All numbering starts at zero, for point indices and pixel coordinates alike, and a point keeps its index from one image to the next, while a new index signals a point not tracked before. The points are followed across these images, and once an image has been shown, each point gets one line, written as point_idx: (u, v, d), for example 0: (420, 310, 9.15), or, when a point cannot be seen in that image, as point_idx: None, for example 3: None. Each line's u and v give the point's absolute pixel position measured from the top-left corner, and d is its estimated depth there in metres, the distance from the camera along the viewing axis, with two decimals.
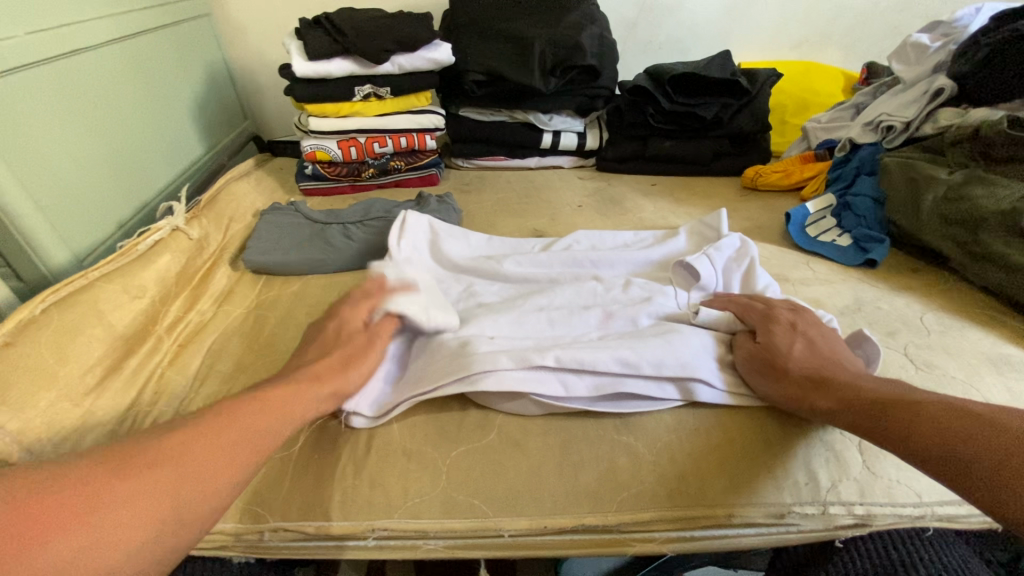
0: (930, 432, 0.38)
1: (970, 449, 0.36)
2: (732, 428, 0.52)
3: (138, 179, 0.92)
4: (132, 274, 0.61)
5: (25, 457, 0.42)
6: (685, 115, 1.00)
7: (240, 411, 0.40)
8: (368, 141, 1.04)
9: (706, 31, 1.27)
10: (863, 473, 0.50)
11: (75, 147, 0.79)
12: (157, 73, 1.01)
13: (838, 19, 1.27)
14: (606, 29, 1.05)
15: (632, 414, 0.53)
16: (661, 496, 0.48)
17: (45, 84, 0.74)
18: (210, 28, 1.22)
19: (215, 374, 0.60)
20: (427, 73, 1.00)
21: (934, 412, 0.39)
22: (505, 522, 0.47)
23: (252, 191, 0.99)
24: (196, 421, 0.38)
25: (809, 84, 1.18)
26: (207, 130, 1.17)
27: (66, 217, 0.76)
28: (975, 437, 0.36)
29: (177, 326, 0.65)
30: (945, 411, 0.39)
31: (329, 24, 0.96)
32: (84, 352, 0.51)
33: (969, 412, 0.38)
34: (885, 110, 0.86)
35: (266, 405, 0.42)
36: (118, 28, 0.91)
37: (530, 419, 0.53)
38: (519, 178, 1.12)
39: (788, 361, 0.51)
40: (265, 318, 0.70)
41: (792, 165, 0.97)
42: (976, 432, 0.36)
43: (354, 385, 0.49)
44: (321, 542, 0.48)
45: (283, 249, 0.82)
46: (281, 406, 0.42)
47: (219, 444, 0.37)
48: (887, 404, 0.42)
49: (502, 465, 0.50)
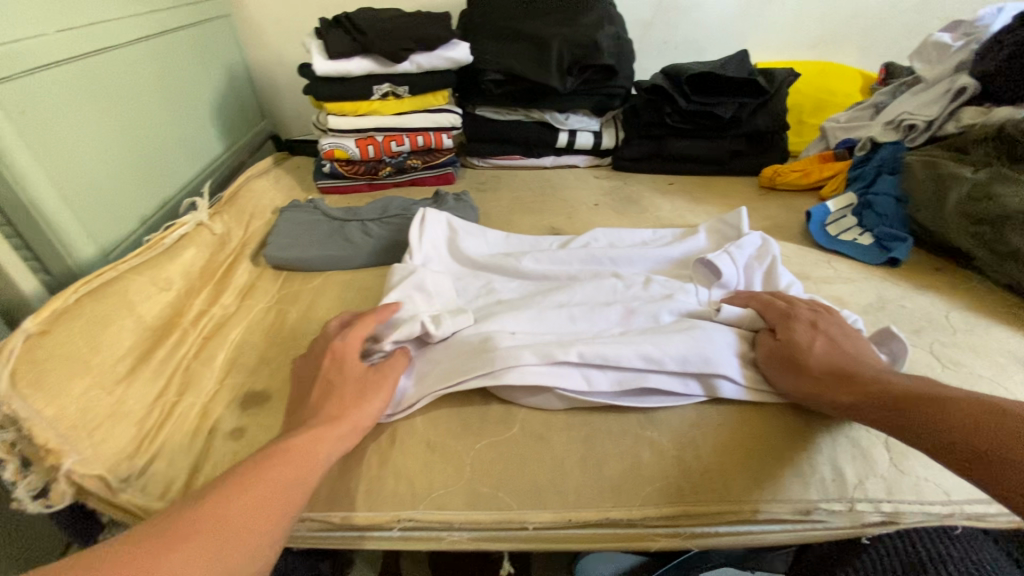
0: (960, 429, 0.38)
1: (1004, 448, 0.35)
2: (756, 425, 0.52)
3: (161, 176, 0.94)
4: (159, 267, 0.62)
5: (59, 442, 0.43)
6: (703, 114, 1.00)
7: (261, 473, 0.39)
8: (385, 140, 1.05)
9: (722, 31, 1.27)
10: (890, 470, 0.49)
11: (101, 145, 0.80)
12: (179, 73, 1.03)
13: (855, 19, 1.27)
14: (623, 28, 1.05)
15: (655, 410, 0.53)
16: (686, 491, 0.48)
17: (74, 81, 0.76)
18: (230, 29, 1.24)
19: (239, 366, 0.60)
20: (445, 73, 1.01)
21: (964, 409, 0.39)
22: (529, 515, 0.47)
23: (271, 189, 1.00)
24: (221, 488, 0.38)
25: (826, 84, 1.17)
26: (227, 129, 1.19)
27: (92, 212, 0.77)
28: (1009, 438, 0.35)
29: (201, 319, 0.65)
30: (976, 410, 0.38)
31: (349, 24, 0.97)
32: (115, 342, 0.52)
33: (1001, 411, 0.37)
34: (906, 109, 0.86)
35: (289, 455, 0.42)
36: (142, 28, 0.92)
37: (553, 413, 0.53)
38: (535, 177, 1.12)
39: (810, 358, 0.50)
40: (287, 312, 0.71)
41: (811, 165, 0.97)
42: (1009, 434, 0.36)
43: (371, 389, 0.50)
44: (346, 532, 0.49)
45: (305, 245, 0.82)
46: (304, 458, 0.42)
47: (253, 502, 0.38)
48: (915, 400, 0.41)
49: (526, 458, 0.50)
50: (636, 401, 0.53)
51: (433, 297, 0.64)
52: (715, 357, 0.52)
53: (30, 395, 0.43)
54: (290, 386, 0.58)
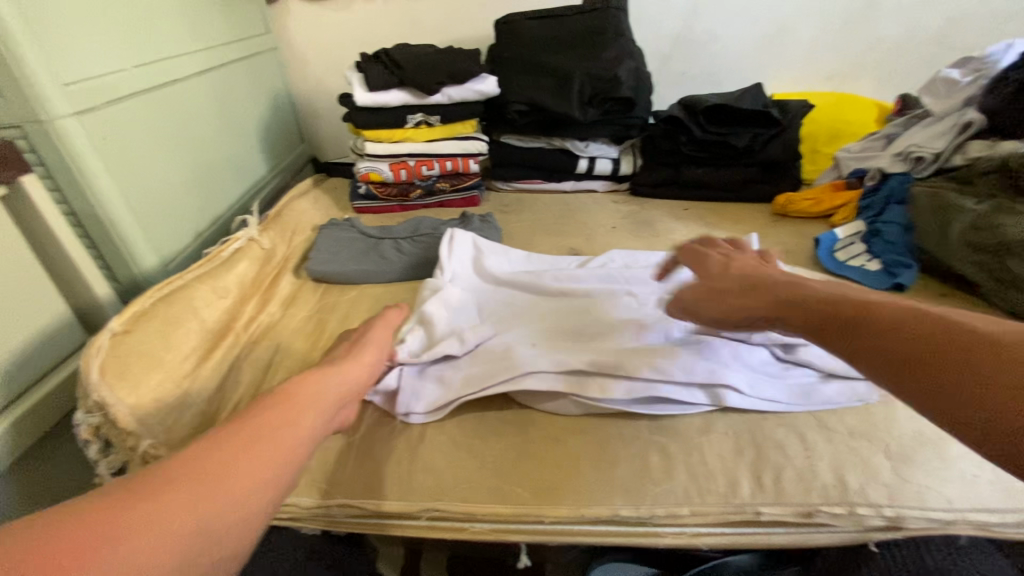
0: (919, 353, 0.35)
1: (955, 364, 0.33)
2: (760, 434, 0.55)
3: (213, 194, 1.02)
4: (218, 277, 0.69)
5: (137, 425, 0.49)
6: (717, 143, 1.05)
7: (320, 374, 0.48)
8: (417, 164, 1.12)
9: (739, 64, 1.33)
10: (892, 478, 0.52)
11: (166, 165, 0.89)
12: (232, 101, 1.12)
13: (869, 53, 1.31)
14: (642, 62, 1.11)
15: (665, 418, 0.57)
16: (692, 493, 0.51)
17: (145, 109, 0.85)
18: (277, 60, 1.34)
19: (285, 367, 0.67)
20: (475, 103, 1.08)
21: (929, 331, 0.36)
22: (546, 509, 0.51)
23: (311, 208, 1.08)
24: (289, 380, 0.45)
25: (839, 115, 1.22)
26: (270, 152, 1.28)
27: (155, 226, 0.85)
28: (962, 355, 0.33)
29: (251, 324, 0.72)
30: (930, 325, 0.36)
31: (388, 59, 1.05)
32: (182, 342, 0.58)
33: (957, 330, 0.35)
34: (914, 141, 0.90)
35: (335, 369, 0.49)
36: (203, 61, 1.02)
37: (570, 419, 0.58)
38: (556, 201, 1.18)
39: (770, 289, 0.50)
40: (326, 321, 0.77)
41: (823, 193, 1.01)
42: (965, 352, 0.33)
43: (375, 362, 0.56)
44: (380, 519, 0.53)
45: (342, 261, 0.89)
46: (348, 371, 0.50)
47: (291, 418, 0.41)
48: (872, 323, 0.39)
49: (544, 458, 0.55)
50: (647, 409, 0.57)
51: (456, 311, 0.69)
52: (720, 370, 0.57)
53: (116, 385, 0.50)
54: None
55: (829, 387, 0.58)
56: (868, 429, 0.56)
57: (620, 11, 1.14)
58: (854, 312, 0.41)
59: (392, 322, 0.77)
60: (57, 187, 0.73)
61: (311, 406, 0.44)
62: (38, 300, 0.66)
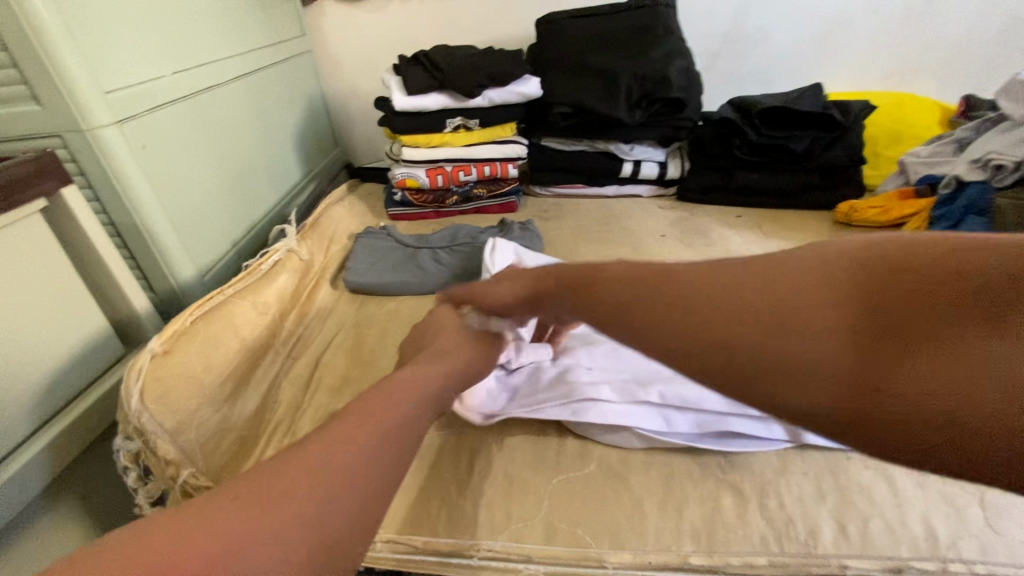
0: (842, 334, 0.30)
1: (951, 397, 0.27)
2: (843, 476, 0.50)
3: (250, 201, 1.01)
4: (258, 292, 0.67)
5: (178, 454, 0.47)
6: (774, 147, 0.99)
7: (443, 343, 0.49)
8: (454, 170, 1.09)
9: (791, 62, 1.26)
10: (984, 530, 0.46)
11: (205, 173, 0.88)
12: (268, 106, 1.11)
13: (935, 48, 1.22)
14: (692, 61, 1.06)
15: (736, 454, 0.53)
16: (769, 541, 0.46)
17: (186, 116, 0.83)
18: (312, 64, 1.33)
19: (326, 386, 0.64)
20: (516, 106, 1.04)
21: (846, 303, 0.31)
22: (608, 554, 0.46)
23: (347, 216, 1.06)
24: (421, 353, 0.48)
25: (903, 116, 1.13)
26: (306, 157, 1.26)
27: (194, 235, 0.84)
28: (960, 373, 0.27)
29: (290, 340, 0.70)
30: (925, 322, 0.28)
31: (428, 61, 1.02)
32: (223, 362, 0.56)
33: (884, 287, 0.30)
34: (993, 147, 0.82)
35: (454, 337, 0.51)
36: (242, 66, 1.01)
37: (631, 452, 0.54)
38: (597, 207, 1.14)
39: (601, 291, 0.38)
40: (366, 336, 0.74)
41: (889, 201, 0.94)
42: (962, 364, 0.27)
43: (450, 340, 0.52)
44: (427, 556, 0.48)
45: (382, 272, 0.87)
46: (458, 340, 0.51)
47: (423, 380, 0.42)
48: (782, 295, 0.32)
49: (604, 497, 0.50)
50: (719, 445, 0.53)
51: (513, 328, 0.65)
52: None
53: (157, 410, 0.47)
54: None
55: None
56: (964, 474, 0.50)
57: (668, 8, 1.09)
58: (722, 283, 0.34)
59: None
60: (98, 198, 0.72)
61: (405, 395, 0.39)
62: (79, 314, 0.64)
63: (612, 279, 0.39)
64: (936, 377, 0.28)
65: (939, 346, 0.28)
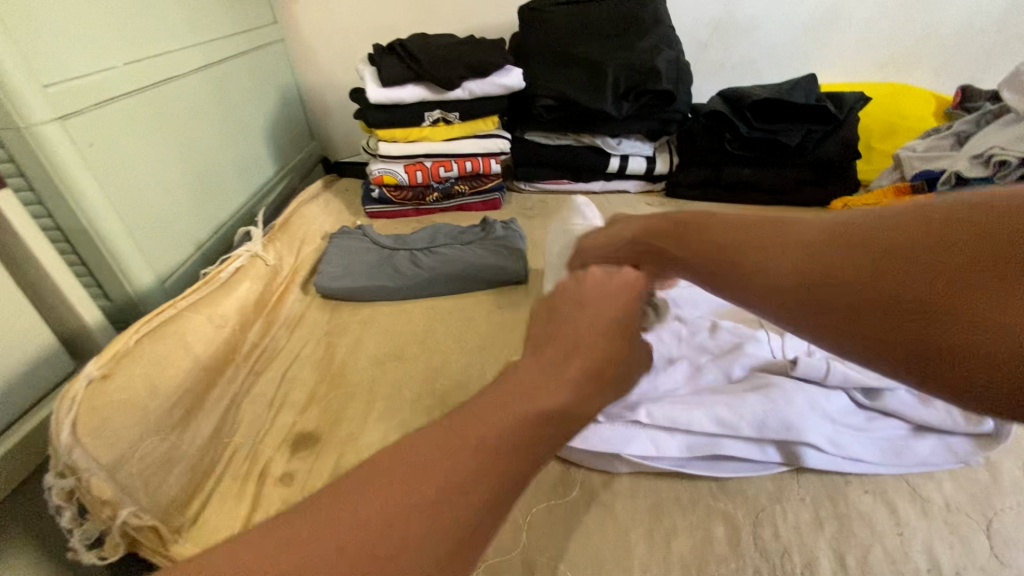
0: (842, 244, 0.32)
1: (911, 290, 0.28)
2: (841, 501, 0.47)
3: (216, 200, 0.95)
4: (215, 304, 0.62)
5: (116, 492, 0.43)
6: (765, 141, 0.95)
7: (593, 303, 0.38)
8: (434, 166, 1.04)
9: (783, 52, 1.21)
10: (992, 561, 0.43)
11: (164, 172, 0.82)
12: (236, 98, 1.05)
13: (929, 38, 1.19)
14: (681, 52, 1.01)
15: (728, 478, 0.50)
16: (764, 574, 0.43)
17: (140, 110, 0.78)
18: (284, 53, 1.26)
19: (291, 405, 0.60)
20: (498, 99, 0.99)
21: (877, 238, 0.31)
22: None
23: (321, 214, 1.01)
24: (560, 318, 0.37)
25: (898, 107, 1.10)
26: (278, 152, 1.21)
27: (151, 238, 0.78)
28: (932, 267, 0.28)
29: (253, 354, 0.65)
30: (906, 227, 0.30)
31: (403, 50, 0.96)
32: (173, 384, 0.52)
33: (914, 223, 0.30)
34: (995, 143, 0.79)
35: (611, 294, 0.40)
36: (204, 56, 0.95)
37: (616, 477, 0.51)
38: (584, 204, 1.09)
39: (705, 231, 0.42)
40: (336, 347, 0.70)
41: (885, 197, 0.90)
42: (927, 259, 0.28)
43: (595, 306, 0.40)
44: None
45: (355, 275, 0.82)
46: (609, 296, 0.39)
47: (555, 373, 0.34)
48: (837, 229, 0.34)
49: (587, 528, 0.47)
50: (710, 469, 0.50)
51: None
52: (805, 425, 0.49)
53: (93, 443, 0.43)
54: (339, 430, 0.57)
55: (923, 443, 0.50)
56: (971, 499, 0.47)
57: None
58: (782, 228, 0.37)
59: (409, 348, 0.70)
60: (39, 200, 0.67)
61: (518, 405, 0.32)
62: (19, 330, 0.59)
63: (715, 224, 0.42)
64: (938, 306, 0.27)
65: (950, 273, 0.27)
